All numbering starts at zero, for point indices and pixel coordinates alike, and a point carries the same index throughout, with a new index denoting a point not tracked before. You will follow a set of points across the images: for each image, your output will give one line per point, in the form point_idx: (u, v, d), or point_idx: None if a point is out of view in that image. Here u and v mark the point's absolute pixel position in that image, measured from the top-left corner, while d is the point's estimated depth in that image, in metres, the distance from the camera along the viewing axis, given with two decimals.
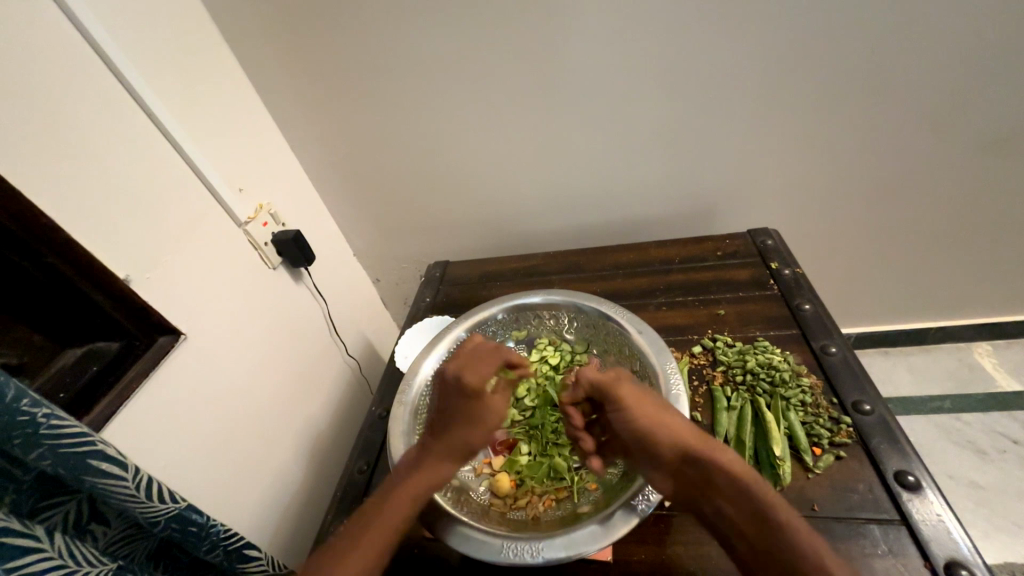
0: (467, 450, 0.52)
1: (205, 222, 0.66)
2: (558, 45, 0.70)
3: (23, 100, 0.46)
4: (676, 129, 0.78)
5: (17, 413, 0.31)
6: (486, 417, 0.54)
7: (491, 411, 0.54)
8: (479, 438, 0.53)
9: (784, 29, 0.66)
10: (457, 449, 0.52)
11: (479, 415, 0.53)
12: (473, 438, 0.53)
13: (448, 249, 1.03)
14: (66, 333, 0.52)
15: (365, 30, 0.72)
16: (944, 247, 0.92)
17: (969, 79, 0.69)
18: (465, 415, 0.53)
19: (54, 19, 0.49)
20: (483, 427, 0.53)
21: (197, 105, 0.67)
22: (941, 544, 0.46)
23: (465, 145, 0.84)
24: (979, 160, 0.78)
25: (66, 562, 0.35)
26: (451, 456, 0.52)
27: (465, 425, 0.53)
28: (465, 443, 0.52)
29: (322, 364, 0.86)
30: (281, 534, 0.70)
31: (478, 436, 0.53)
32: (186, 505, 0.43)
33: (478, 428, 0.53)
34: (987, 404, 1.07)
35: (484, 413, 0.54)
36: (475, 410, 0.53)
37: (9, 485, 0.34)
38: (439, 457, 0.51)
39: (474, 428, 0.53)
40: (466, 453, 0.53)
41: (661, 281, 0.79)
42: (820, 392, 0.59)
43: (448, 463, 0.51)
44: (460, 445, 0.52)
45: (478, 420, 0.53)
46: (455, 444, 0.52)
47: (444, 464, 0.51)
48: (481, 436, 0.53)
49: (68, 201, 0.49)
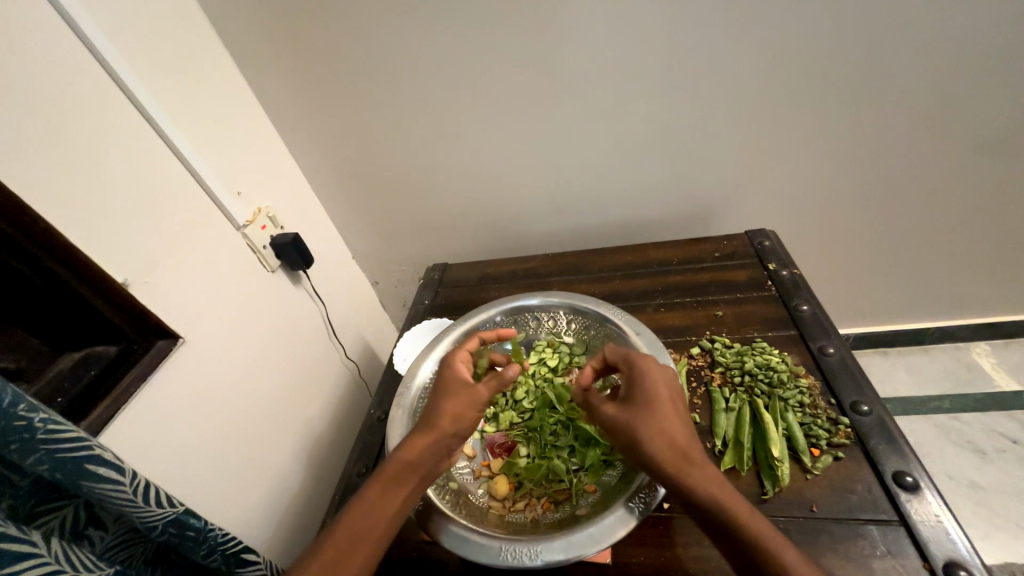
0: (441, 423, 0.49)
1: (204, 226, 0.66)
2: (555, 47, 0.70)
3: (21, 104, 0.46)
4: (673, 131, 0.78)
5: (14, 418, 0.31)
6: (463, 391, 0.51)
7: (471, 386, 0.52)
8: (452, 411, 0.50)
9: (781, 30, 0.66)
10: (430, 421, 0.50)
11: (454, 388, 0.52)
12: (448, 410, 0.50)
13: (446, 251, 1.03)
14: (63, 337, 0.52)
15: (363, 34, 0.72)
16: (942, 247, 0.93)
17: (965, 80, 0.69)
18: (441, 390, 0.52)
19: (51, 23, 0.49)
20: (460, 401, 0.51)
21: (195, 109, 0.67)
22: (940, 544, 0.46)
23: (463, 147, 0.84)
24: (977, 160, 0.78)
25: (63, 567, 0.35)
26: (424, 429, 0.49)
27: (440, 398, 0.51)
28: (438, 416, 0.50)
29: (320, 367, 0.86)
30: (281, 537, 0.70)
31: (453, 408, 0.50)
32: (184, 509, 0.43)
33: (453, 401, 0.50)
34: (987, 404, 1.07)
35: (460, 386, 0.52)
36: (451, 383, 0.52)
37: (7, 490, 0.34)
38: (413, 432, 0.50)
39: (447, 399, 0.51)
40: (441, 427, 0.49)
41: (660, 282, 0.79)
42: (818, 393, 0.59)
43: (420, 436, 0.49)
44: (437, 420, 0.50)
45: (453, 393, 0.51)
46: (429, 417, 0.50)
47: (417, 437, 0.49)
48: (455, 407, 0.50)
49: (66, 206, 0.49)
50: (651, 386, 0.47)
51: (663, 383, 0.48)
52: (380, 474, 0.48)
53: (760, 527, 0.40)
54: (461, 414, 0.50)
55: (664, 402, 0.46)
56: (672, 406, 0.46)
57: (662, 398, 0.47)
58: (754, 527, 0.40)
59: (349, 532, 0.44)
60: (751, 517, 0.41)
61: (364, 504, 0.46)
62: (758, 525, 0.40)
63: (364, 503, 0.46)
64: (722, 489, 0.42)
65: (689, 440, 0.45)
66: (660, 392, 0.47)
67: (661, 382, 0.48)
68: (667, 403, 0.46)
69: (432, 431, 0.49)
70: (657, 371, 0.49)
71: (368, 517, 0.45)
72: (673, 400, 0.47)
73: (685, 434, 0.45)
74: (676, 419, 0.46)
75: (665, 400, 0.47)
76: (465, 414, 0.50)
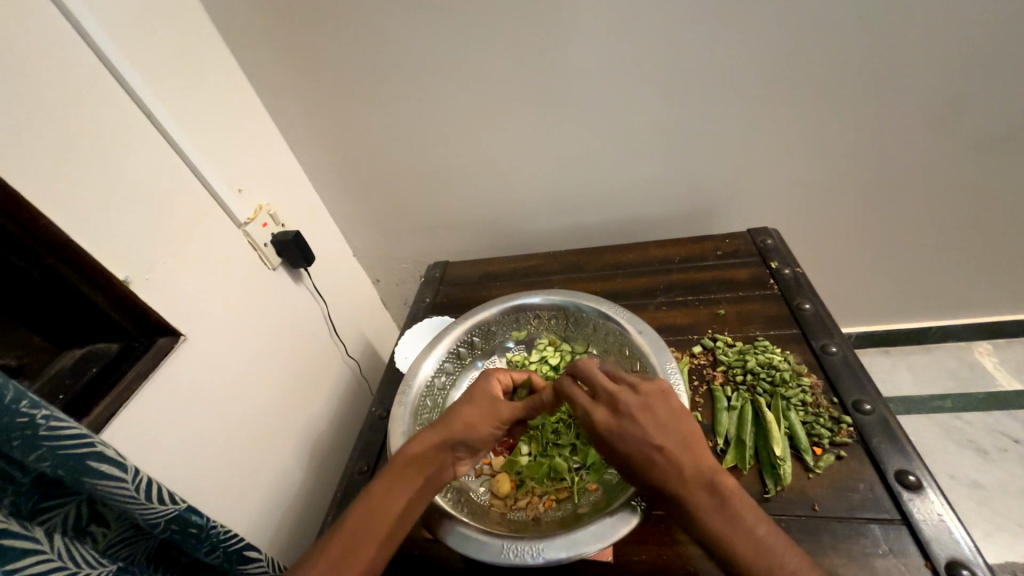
0: (455, 428, 0.49)
1: (204, 223, 0.65)
2: (556, 44, 0.70)
3: (21, 100, 0.46)
4: (676, 129, 0.77)
5: (16, 415, 0.31)
6: (483, 401, 0.52)
7: (494, 399, 0.53)
8: (469, 418, 0.50)
9: (783, 27, 0.66)
10: (444, 425, 0.50)
11: (477, 399, 0.52)
12: (464, 417, 0.50)
13: (448, 249, 1.03)
14: (64, 334, 0.52)
15: (364, 30, 0.72)
16: (945, 246, 0.92)
17: (969, 78, 0.69)
18: (462, 398, 0.53)
19: (52, 19, 0.49)
20: (476, 410, 0.51)
21: (196, 107, 0.67)
22: (943, 543, 0.46)
23: (464, 144, 0.84)
24: (979, 159, 0.78)
25: (65, 564, 0.35)
26: (436, 430, 0.50)
27: (460, 403, 0.52)
28: (452, 420, 0.50)
29: (321, 366, 0.86)
30: (282, 535, 0.70)
31: (471, 416, 0.50)
32: (186, 507, 0.43)
33: (471, 409, 0.51)
34: (988, 404, 1.07)
35: (481, 397, 0.52)
36: (475, 392, 0.53)
37: (8, 487, 0.34)
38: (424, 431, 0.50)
39: (467, 407, 0.51)
40: (454, 431, 0.49)
41: (661, 281, 0.79)
42: (820, 392, 0.59)
43: (432, 435, 0.49)
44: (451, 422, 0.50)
45: (474, 400, 0.52)
46: (444, 419, 0.51)
47: (427, 434, 0.49)
48: (471, 415, 0.50)
49: (67, 202, 0.49)
50: (651, 407, 0.45)
51: (661, 407, 0.46)
52: (388, 470, 0.48)
53: (748, 545, 0.39)
54: (475, 423, 0.50)
55: (661, 426, 0.44)
56: (673, 433, 0.44)
57: (656, 420, 0.45)
58: (743, 546, 0.39)
59: (354, 529, 0.44)
60: (751, 534, 0.40)
61: (372, 500, 0.46)
62: (760, 538, 0.40)
63: (372, 498, 0.46)
64: (715, 508, 0.41)
65: (691, 458, 0.43)
66: (659, 418, 0.45)
67: (660, 407, 0.46)
68: (662, 425, 0.44)
69: (444, 434, 0.49)
70: (655, 393, 0.47)
71: (377, 515, 0.45)
72: (670, 420, 0.45)
73: (685, 454, 0.43)
74: (676, 441, 0.44)
75: (664, 423, 0.45)
76: (481, 424, 0.50)
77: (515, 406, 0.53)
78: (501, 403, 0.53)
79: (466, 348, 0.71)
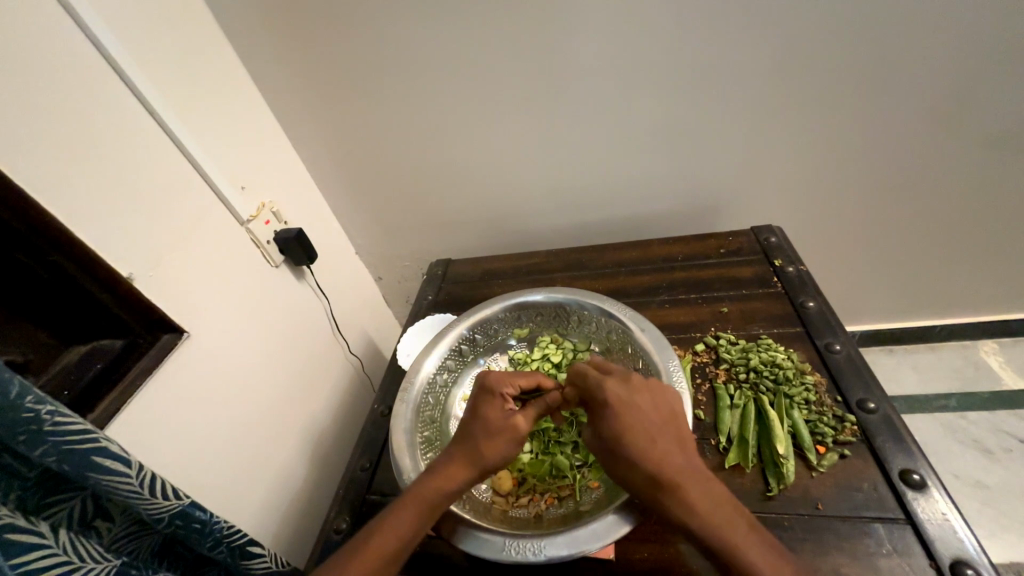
0: (480, 451, 0.49)
1: (208, 221, 0.66)
2: (557, 42, 0.70)
3: (29, 102, 0.46)
4: (679, 126, 0.77)
5: (21, 410, 0.32)
6: (503, 426, 0.50)
7: (512, 419, 0.51)
8: (492, 443, 0.49)
9: (786, 25, 0.65)
10: (468, 450, 0.49)
11: (494, 420, 0.51)
12: (491, 446, 0.49)
13: (450, 245, 1.03)
14: (72, 331, 0.52)
15: (364, 24, 0.71)
16: (950, 245, 0.92)
17: (977, 76, 0.68)
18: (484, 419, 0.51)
19: (58, 19, 0.49)
20: (500, 436, 0.50)
21: (200, 105, 0.67)
22: (948, 543, 0.46)
23: (465, 142, 0.84)
24: (986, 157, 0.77)
25: (71, 558, 0.36)
26: (461, 457, 0.49)
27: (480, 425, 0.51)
28: (478, 443, 0.49)
29: (322, 363, 0.86)
30: (286, 530, 0.71)
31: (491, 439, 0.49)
32: (190, 502, 0.43)
33: (494, 426, 0.50)
34: (993, 403, 1.06)
35: (499, 418, 0.51)
36: (490, 412, 0.51)
37: (15, 481, 0.34)
38: (451, 459, 0.50)
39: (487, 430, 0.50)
40: (479, 457, 0.49)
41: (664, 279, 0.78)
42: (823, 390, 0.59)
43: (458, 463, 0.49)
44: (474, 446, 0.49)
45: (495, 423, 0.50)
46: (464, 445, 0.50)
47: (451, 460, 0.49)
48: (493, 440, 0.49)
49: (71, 198, 0.49)
50: (651, 419, 0.47)
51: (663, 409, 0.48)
52: (408, 499, 0.48)
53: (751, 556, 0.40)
54: (505, 453, 0.50)
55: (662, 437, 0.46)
56: (671, 440, 0.46)
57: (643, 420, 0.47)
58: (748, 557, 0.40)
59: (376, 550, 0.45)
60: (751, 546, 0.41)
61: (395, 523, 0.47)
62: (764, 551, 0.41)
63: (394, 522, 0.47)
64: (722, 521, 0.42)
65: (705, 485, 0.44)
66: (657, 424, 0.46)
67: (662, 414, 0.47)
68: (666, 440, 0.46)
69: (469, 461, 0.49)
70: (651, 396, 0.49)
71: (398, 538, 0.46)
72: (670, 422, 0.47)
73: (688, 465, 0.45)
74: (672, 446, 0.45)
75: (665, 424, 0.47)
76: (505, 445, 0.50)
77: (527, 416, 0.52)
78: (519, 420, 0.51)
79: (469, 345, 0.72)
